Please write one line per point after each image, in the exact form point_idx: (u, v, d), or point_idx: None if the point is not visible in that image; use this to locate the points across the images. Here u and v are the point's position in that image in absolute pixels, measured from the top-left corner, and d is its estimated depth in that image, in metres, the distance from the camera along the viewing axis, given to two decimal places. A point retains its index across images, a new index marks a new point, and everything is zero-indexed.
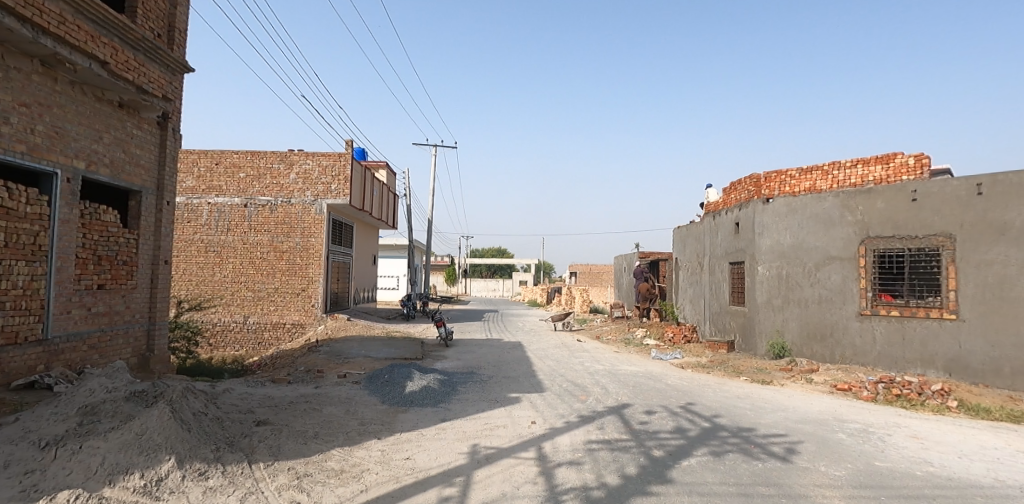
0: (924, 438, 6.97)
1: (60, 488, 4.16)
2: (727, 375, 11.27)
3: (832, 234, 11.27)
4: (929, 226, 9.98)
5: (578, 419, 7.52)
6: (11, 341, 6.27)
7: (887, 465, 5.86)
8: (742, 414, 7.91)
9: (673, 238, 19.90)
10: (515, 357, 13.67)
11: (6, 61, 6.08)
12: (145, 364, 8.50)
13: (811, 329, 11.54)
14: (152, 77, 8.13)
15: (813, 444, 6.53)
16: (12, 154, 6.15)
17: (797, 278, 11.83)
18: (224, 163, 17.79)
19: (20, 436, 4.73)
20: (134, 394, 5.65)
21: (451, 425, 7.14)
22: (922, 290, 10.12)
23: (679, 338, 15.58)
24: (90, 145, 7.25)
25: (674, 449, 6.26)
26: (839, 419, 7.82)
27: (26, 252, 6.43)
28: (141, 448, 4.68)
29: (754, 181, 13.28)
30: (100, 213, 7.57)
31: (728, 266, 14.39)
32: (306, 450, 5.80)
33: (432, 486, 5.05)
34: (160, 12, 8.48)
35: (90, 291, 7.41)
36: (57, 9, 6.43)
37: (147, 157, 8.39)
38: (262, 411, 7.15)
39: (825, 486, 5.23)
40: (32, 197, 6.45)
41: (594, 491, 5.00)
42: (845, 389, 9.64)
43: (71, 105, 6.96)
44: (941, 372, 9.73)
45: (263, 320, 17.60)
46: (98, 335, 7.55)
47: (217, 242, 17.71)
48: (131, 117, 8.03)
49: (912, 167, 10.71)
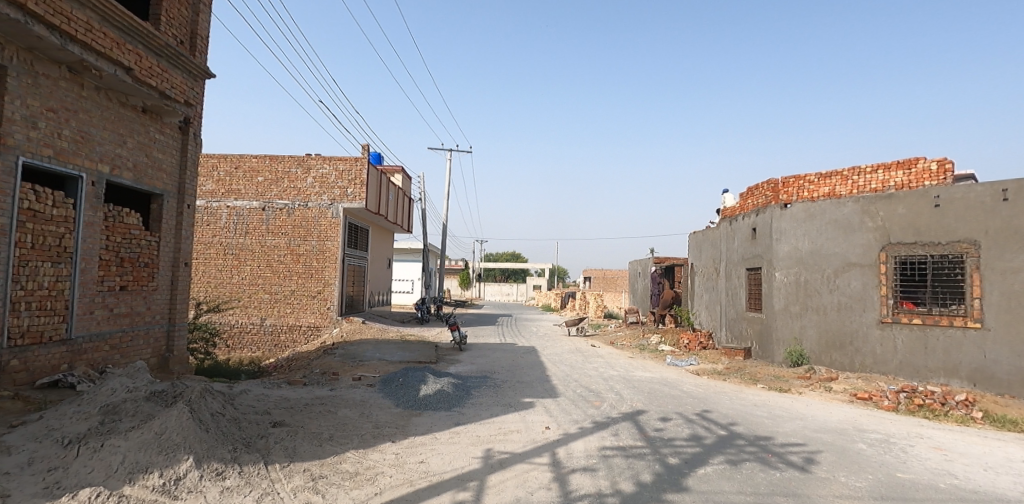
0: (947, 450, 6.82)
1: (81, 485, 4.23)
2: (744, 382, 11.13)
3: (852, 240, 11.10)
4: (952, 232, 9.79)
5: (592, 425, 7.48)
6: (35, 341, 6.39)
7: (909, 477, 5.74)
8: (759, 422, 7.81)
9: (689, 243, 19.76)
10: (530, 362, 13.63)
11: (35, 68, 6.24)
12: (165, 365, 8.62)
13: (830, 337, 11.36)
14: (175, 83, 8.28)
15: (832, 454, 6.42)
16: (40, 158, 6.29)
17: (815, 285, 11.67)
18: (243, 167, 18.05)
19: (44, 433, 4.83)
20: (153, 394, 5.75)
21: (465, 429, 7.14)
22: (945, 297, 9.94)
23: (695, 344, 15.43)
24: (114, 149, 7.39)
25: (690, 457, 6.19)
26: (859, 429, 7.68)
27: (52, 254, 6.57)
28: (160, 447, 4.74)
29: (772, 187, 13.13)
30: (123, 216, 7.72)
31: (745, 272, 14.25)
32: (321, 452, 5.83)
33: (446, 490, 5.05)
34: (183, 20, 8.65)
35: (112, 292, 7.55)
36: (84, 16, 6.58)
37: (169, 161, 8.53)
38: (278, 413, 7.22)
39: (845, 497, 5.14)
40: (58, 200, 6.60)
41: (608, 498, 4.96)
42: (865, 399, 9.48)
43: (97, 111, 7.11)
44: (965, 382, 9.51)
45: (280, 322, 17.80)
46: (119, 335, 7.67)
47: (236, 245, 17.97)
48: (154, 121, 8.18)
49: (935, 173, 10.49)
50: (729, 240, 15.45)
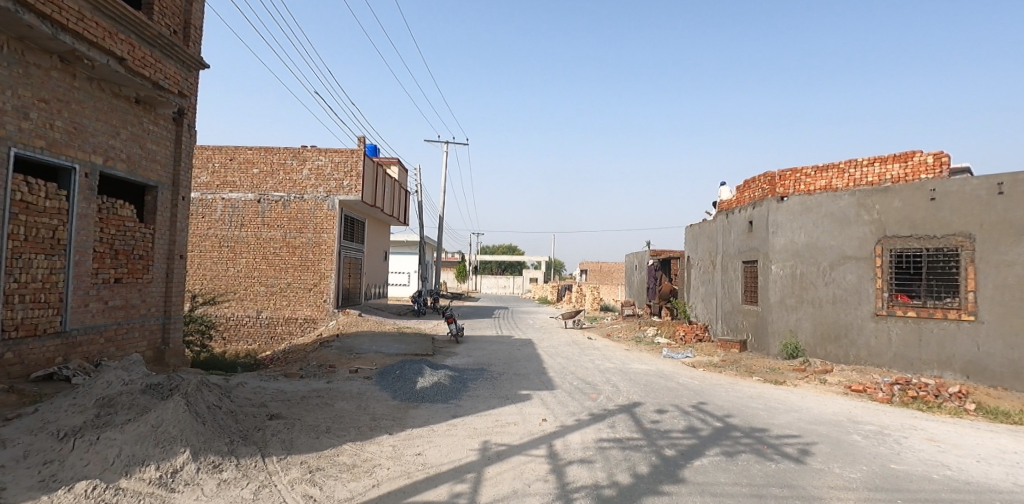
0: (940, 441, 6.87)
1: (78, 478, 4.22)
2: (739, 375, 11.18)
3: (848, 233, 11.12)
4: (947, 225, 9.84)
5: (588, 417, 7.50)
6: (30, 333, 6.35)
7: (903, 468, 5.78)
8: (755, 414, 7.84)
9: (685, 237, 19.79)
10: (526, 354, 13.65)
11: (26, 58, 6.15)
12: (160, 357, 8.60)
13: (825, 329, 11.41)
14: (168, 73, 8.20)
15: (827, 446, 6.46)
16: (32, 149, 6.23)
17: (811, 277, 11.70)
18: (238, 159, 17.91)
19: (39, 427, 4.80)
20: (149, 387, 5.73)
21: (461, 421, 7.16)
22: (940, 290, 9.99)
23: (691, 337, 15.56)
24: (107, 141, 7.33)
25: (686, 449, 6.22)
26: (853, 421, 7.72)
27: (45, 246, 6.52)
28: (156, 440, 4.73)
29: (768, 180, 13.14)
30: (117, 208, 7.66)
31: (741, 265, 14.29)
32: (318, 445, 5.83)
33: (443, 482, 5.06)
34: (176, 9, 8.55)
35: (107, 285, 7.51)
36: (76, 5, 6.48)
37: (163, 153, 8.47)
38: (274, 405, 7.21)
39: (840, 488, 5.17)
40: (51, 192, 6.53)
41: (605, 489, 4.98)
42: (860, 391, 9.53)
43: (89, 102, 7.04)
44: (958, 375, 9.58)
45: (275, 315, 17.77)
46: (114, 327, 7.65)
47: (231, 237, 17.90)
48: (147, 113, 8.11)
49: (931, 166, 10.51)
50: (726, 233, 15.47)
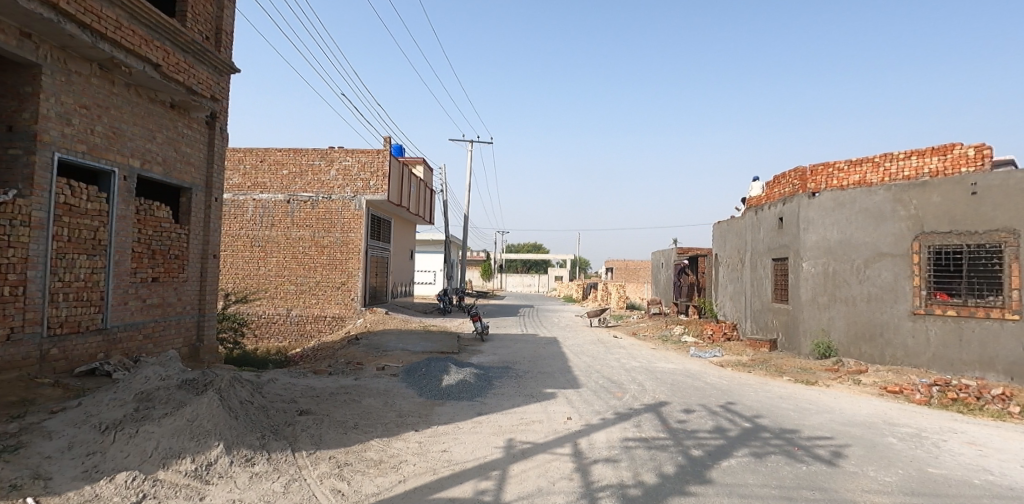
0: (982, 445, 6.64)
1: (118, 470, 4.38)
2: (769, 374, 10.97)
3: (882, 230, 10.81)
4: (990, 221, 9.51)
5: (614, 416, 7.45)
6: (73, 330, 6.60)
7: (941, 473, 5.61)
8: (785, 415, 7.69)
9: (713, 234, 19.47)
10: (551, 352, 13.62)
11: (68, 65, 6.40)
12: (195, 354, 8.87)
13: (859, 329, 11.11)
14: (200, 78, 8.41)
15: (860, 449, 6.29)
16: (74, 153, 6.46)
17: (844, 275, 11.41)
18: (268, 161, 18.31)
19: (83, 419, 5.00)
20: (185, 382, 5.92)
21: (486, 419, 7.19)
22: (982, 288, 9.67)
23: (719, 335, 15.38)
24: (144, 145, 7.58)
25: (713, 449, 6.13)
26: (889, 423, 7.50)
27: (87, 247, 6.77)
28: (192, 434, 4.88)
29: (798, 175, 12.81)
30: (153, 210, 7.91)
31: (772, 263, 13.97)
32: (346, 440, 5.94)
33: (469, 479, 5.10)
34: (208, 16, 8.80)
35: (145, 284, 7.79)
36: (114, 14, 6.70)
37: (196, 156, 8.72)
38: (304, 401, 7.36)
39: (874, 492, 5.05)
40: (92, 194, 6.78)
41: (630, 489, 4.96)
42: (896, 392, 9.25)
43: (126, 106, 7.28)
44: (1002, 376, 9.25)
45: (305, 313, 18.13)
46: (152, 325, 7.91)
47: (261, 237, 18.32)
48: (181, 117, 8.35)
49: (972, 159, 10.11)
50: (755, 230, 15.18)
